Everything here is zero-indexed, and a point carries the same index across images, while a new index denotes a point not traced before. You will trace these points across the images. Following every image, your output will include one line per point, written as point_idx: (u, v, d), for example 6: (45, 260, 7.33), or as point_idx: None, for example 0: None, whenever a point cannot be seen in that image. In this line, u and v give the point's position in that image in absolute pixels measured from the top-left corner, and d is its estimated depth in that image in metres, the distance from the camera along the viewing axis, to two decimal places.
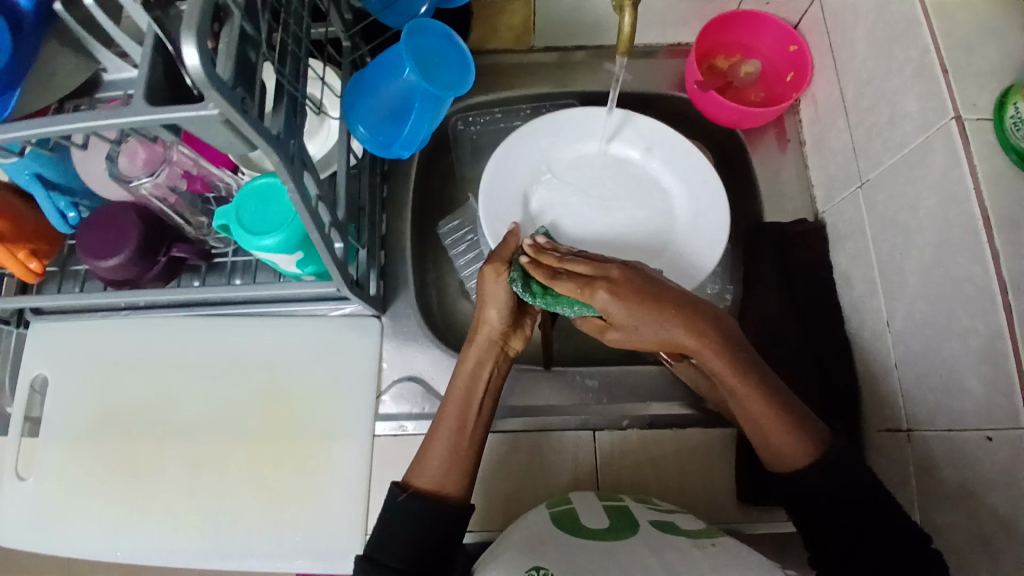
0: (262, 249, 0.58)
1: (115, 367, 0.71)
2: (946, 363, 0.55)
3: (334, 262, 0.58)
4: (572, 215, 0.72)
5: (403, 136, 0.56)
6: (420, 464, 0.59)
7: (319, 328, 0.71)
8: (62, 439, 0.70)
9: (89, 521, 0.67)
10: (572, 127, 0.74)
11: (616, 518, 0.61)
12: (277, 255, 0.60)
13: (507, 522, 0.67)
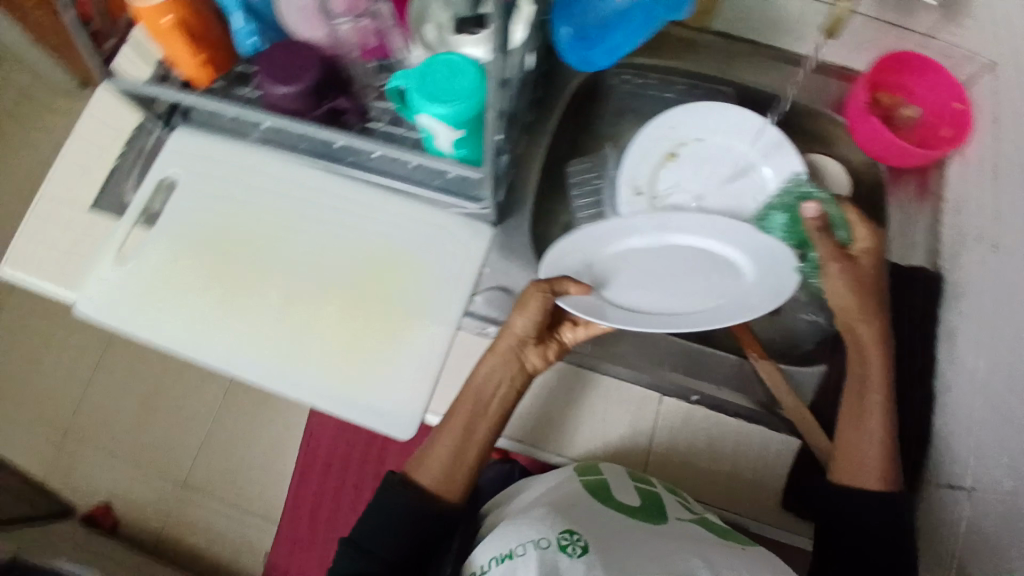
0: (433, 114, 0.63)
1: (240, 190, 0.75)
2: None
3: (492, 150, 0.59)
4: (638, 263, 0.67)
5: (607, 44, 0.64)
6: (420, 461, 0.67)
7: (436, 217, 0.74)
8: (173, 236, 0.74)
9: (177, 317, 0.71)
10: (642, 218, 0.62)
11: (646, 499, 0.65)
12: (441, 127, 0.65)
13: (557, 444, 0.70)
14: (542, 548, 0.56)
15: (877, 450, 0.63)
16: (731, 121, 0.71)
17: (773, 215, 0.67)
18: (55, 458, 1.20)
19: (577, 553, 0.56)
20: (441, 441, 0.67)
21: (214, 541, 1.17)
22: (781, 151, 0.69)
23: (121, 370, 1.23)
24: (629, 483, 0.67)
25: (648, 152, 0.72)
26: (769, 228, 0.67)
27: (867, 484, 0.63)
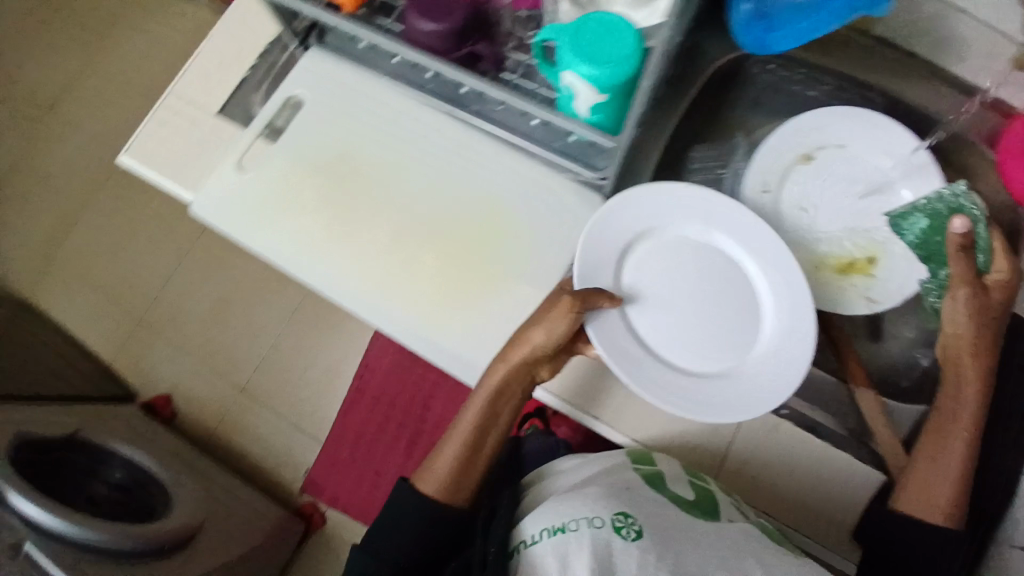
0: (580, 73, 0.63)
1: (364, 120, 0.78)
2: None
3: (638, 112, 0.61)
4: (667, 288, 0.66)
5: (792, 26, 0.63)
6: (429, 467, 0.73)
7: (548, 179, 0.74)
8: (294, 154, 0.77)
9: (284, 232, 0.74)
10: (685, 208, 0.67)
11: (700, 495, 0.67)
12: (584, 88, 0.64)
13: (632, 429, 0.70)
14: (597, 528, 0.60)
15: (948, 491, 0.64)
16: (881, 134, 0.68)
17: (913, 216, 0.63)
18: (129, 342, 1.27)
19: (631, 537, 0.60)
20: (449, 447, 0.72)
21: (260, 449, 1.23)
22: (924, 172, 0.65)
23: (197, 271, 1.27)
24: (683, 474, 0.68)
25: (782, 148, 0.69)
26: (904, 227, 0.64)
27: (930, 516, 0.65)
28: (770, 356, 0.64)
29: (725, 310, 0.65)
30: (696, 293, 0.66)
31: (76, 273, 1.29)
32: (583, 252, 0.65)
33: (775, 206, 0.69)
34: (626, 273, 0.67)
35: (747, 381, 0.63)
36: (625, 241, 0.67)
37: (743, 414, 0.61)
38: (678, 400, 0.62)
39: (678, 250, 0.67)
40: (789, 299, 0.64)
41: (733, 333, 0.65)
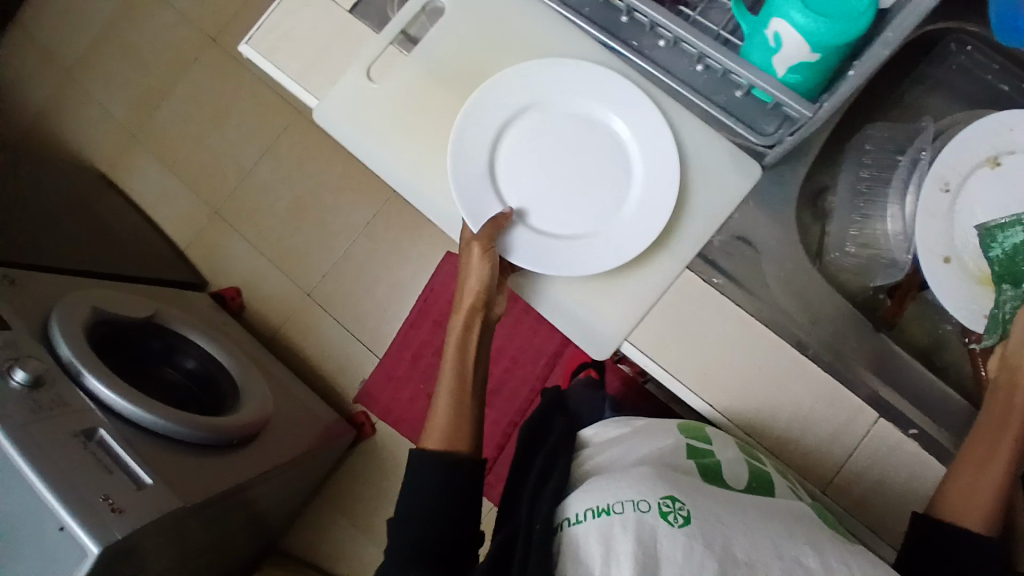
0: (797, 23, 0.56)
1: (510, 43, 0.72)
2: None
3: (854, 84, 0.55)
4: (534, 167, 0.70)
5: None
6: (428, 428, 0.68)
7: (704, 141, 0.70)
8: (431, 69, 0.72)
9: (411, 152, 0.71)
10: (526, 87, 0.69)
11: (754, 482, 0.61)
12: (794, 42, 0.57)
13: (736, 413, 0.65)
14: (642, 511, 0.48)
15: (995, 498, 0.57)
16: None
17: (1013, 228, 0.60)
18: (210, 228, 1.30)
19: (679, 522, 0.47)
20: (441, 400, 0.68)
21: (323, 355, 1.24)
22: None
23: (284, 169, 1.28)
24: (740, 458, 0.63)
25: (967, 147, 0.64)
26: (1002, 240, 0.60)
27: (971, 524, 0.57)
28: (639, 208, 0.68)
29: (591, 172, 0.69)
30: (560, 164, 0.70)
31: (175, 152, 1.34)
32: (458, 154, 0.68)
33: (949, 207, 0.64)
34: (499, 154, 0.70)
35: (637, 205, 0.68)
36: (480, 160, 0.69)
37: (612, 259, 0.67)
38: (559, 267, 0.67)
39: (542, 131, 0.70)
40: (670, 160, 0.68)
41: (596, 176, 0.69)
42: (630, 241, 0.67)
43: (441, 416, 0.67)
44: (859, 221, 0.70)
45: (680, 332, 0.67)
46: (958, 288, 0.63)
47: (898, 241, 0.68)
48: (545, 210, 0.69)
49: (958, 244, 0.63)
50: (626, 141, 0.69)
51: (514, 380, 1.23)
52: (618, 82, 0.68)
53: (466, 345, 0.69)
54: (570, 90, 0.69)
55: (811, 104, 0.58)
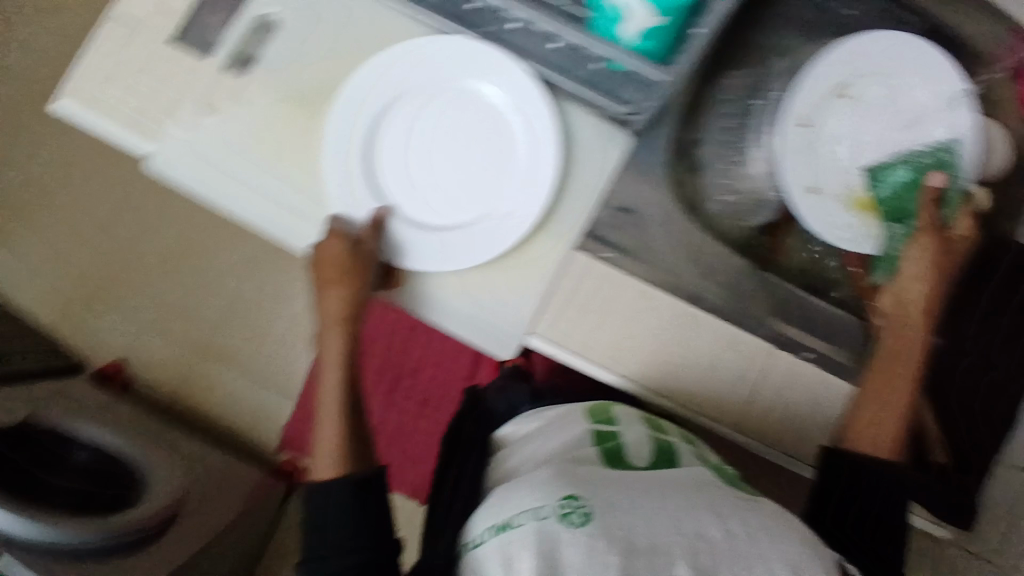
0: None
1: (352, 48, 0.63)
2: None
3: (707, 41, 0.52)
4: (418, 157, 0.62)
5: None
6: (315, 455, 0.62)
7: (572, 117, 0.64)
8: (273, 88, 0.62)
9: (259, 182, 0.61)
10: (396, 70, 0.61)
11: (656, 456, 0.63)
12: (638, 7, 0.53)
13: (643, 377, 0.63)
14: (543, 519, 0.46)
15: (896, 422, 0.59)
16: (916, 61, 0.64)
17: (894, 168, 0.63)
18: (80, 300, 1.18)
19: (579, 522, 0.45)
20: (327, 426, 0.63)
21: (232, 409, 1.16)
22: (960, 109, 0.63)
23: (153, 222, 1.19)
24: (645, 435, 0.66)
25: (816, 80, 0.64)
26: (882, 176, 0.63)
27: (877, 452, 0.59)
28: (525, 184, 0.62)
29: (471, 149, 0.62)
30: (446, 149, 0.62)
31: (20, 222, 1.19)
32: (325, 156, 0.60)
33: (810, 141, 0.64)
34: (372, 147, 0.61)
35: (523, 181, 0.62)
36: (356, 160, 0.61)
37: (507, 243, 0.61)
38: (454, 261, 0.61)
39: (422, 113, 0.62)
40: (550, 130, 0.61)
41: (483, 156, 0.62)
42: (517, 223, 0.61)
43: (327, 437, 0.62)
44: (731, 167, 0.72)
45: (575, 307, 0.63)
46: (833, 216, 0.64)
47: (766, 179, 0.71)
48: (435, 203, 0.62)
49: (825, 174, 0.64)
50: (501, 111, 0.62)
51: (441, 387, 1.18)
52: (482, 47, 0.61)
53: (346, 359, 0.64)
54: (433, 63, 0.62)
55: (666, 68, 0.52)
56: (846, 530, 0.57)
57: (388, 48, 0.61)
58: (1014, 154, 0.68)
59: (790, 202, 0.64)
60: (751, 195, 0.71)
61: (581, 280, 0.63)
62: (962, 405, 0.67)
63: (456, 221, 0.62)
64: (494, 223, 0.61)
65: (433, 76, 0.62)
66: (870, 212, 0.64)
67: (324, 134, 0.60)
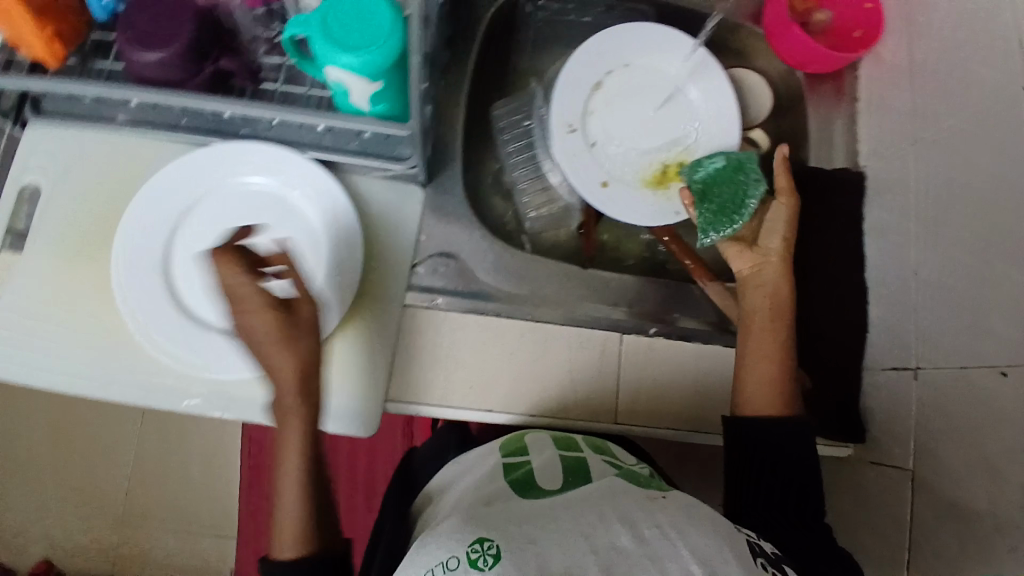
0: (342, 66, 0.51)
1: (123, 189, 0.63)
2: (965, 339, 0.59)
3: (420, 95, 0.51)
4: (219, 266, 0.61)
5: None
6: (277, 536, 0.54)
7: (358, 186, 0.66)
8: (54, 251, 0.61)
9: (67, 346, 0.59)
10: (165, 195, 0.61)
11: (569, 474, 0.64)
12: (353, 80, 0.52)
13: (523, 408, 0.65)
14: (451, 571, 0.44)
15: (772, 369, 0.64)
16: (651, 46, 0.73)
17: (713, 158, 0.69)
18: None
19: (490, 565, 0.44)
20: (289, 504, 0.54)
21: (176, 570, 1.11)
22: (705, 70, 0.73)
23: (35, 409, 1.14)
24: (552, 454, 0.67)
25: (573, 88, 0.71)
26: (705, 165, 0.69)
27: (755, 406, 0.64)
28: (334, 257, 0.62)
29: (271, 244, 0.63)
30: (243, 248, 0.62)
31: None
32: (124, 297, 0.58)
33: (586, 140, 0.71)
34: (172, 273, 0.61)
35: (330, 251, 0.62)
36: (155, 291, 0.59)
37: (333, 319, 0.60)
38: (289, 349, 0.60)
39: (209, 224, 0.62)
40: (339, 199, 0.63)
41: (282, 244, 0.62)
42: (338, 293, 0.61)
43: (289, 517, 0.54)
44: (535, 181, 0.75)
45: (426, 361, 0.64)
46: (630, 199, 0.71)
47: (564, 188, 0.74)
48: (252, 303, 0.61)
49: (611, 166, 0.72)
50: (285, 197, 0.63)
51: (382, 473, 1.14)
52: (251, 145, 0.62)
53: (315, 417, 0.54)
54: (207, 176, 0.62)
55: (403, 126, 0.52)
56: (779, 509, 0.60)
57: (151, 177, 0.61)
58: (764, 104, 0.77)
59: (592, 199, 0.71)
60: (557, 213, 0.75)
61: (427, 330, 0.65)
62: (818, 330, 0.72)
63: None
64: (316, 300, 0.61)
65: (204, 188, 0.62)
66: (664, 186, 0.72)
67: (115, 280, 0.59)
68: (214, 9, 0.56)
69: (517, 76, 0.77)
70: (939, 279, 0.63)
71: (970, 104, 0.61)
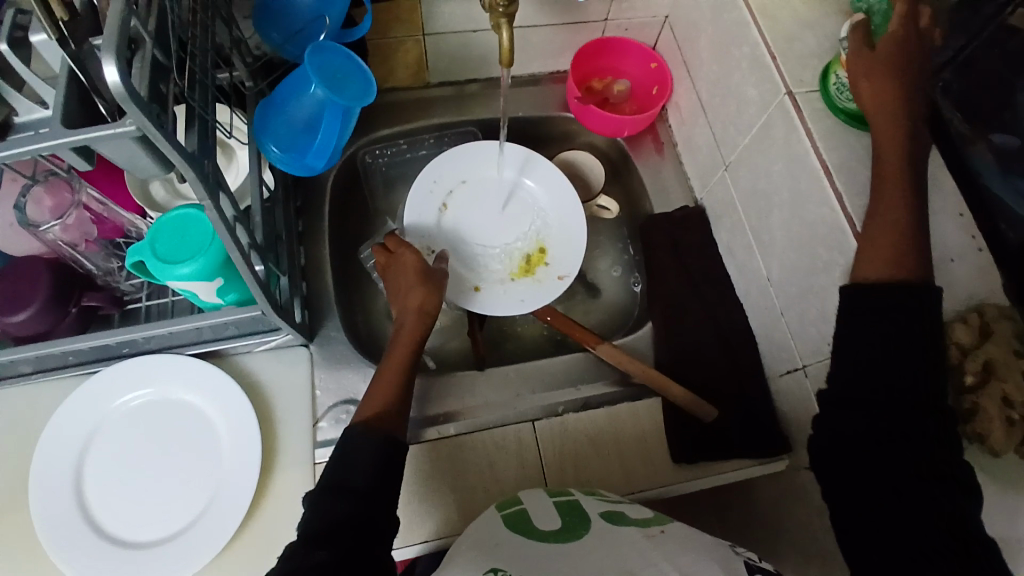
0: (179, 279, 0.57)
1: (26, 437, 0.65)
2: (818, 325, 0.62)
3: (257, 283, 0.57)
4: (131, 482, 0.64)
5: (315, 146, 0.60)
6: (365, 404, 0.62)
7: (243, 364, 0.71)
8: None
9: None
10: (65, 432, 0.64)
11: (567, 516, 0.59)
12: (196, 285, 0.59)
13: (461, 527, 0.66)
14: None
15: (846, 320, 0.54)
16: (479, 158, 0.81)
17: None
18: None
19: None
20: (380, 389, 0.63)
21: None
22: (533, 164, 0.81)
23: None
24: (547, 501, 0.63)
25: (420, 207, 0.78)
26: None
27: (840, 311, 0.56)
28: (236, 438, 0.65)
29: (179, 443, 0.66)
30: (152, 458, 0.65)
31: None
32: (42, 541, 0.59)
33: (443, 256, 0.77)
34: (85, 502, 0.62)
35: (232, 433, 0.66)
36: (71, 527, 0.60)
37: (248, 497, 0.63)
38: (213, 539, 0.61)
39: (113, 446, 0.65)
40: (228, 384, 0.67)
41: (187, 442, 0.66)
42: (247, 469, 0.64)
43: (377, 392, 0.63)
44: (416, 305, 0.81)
45: None
46: (506, 294, 0.77)
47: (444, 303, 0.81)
48: (169, 507, 0.63)
49: (481, 271, 0.78)
50: (180, 398, 0.67)
51: None
52: (135, 362, 0.66)
53: (426, 312, 0.69)
54: (100, 402, 0.65)
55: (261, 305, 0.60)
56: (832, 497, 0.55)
57: (49, 420, 0.64)
58: (591, 167, 0.87)
59: (461, 303, 0.76)
60: (450, 322, 0.83)
61: None
62: (711, 355, 0.74)
63: (195, 508, 0.63)
64: (230, 482, 0.63)
65: (100, 413, 0.65)
66: (523, 275, 0.78)
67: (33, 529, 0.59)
68: (64, 258, 0.62)
69: (376, 221, 0.86)
70: (785, 273, 0.67)
71: (752, 124, 0.69)
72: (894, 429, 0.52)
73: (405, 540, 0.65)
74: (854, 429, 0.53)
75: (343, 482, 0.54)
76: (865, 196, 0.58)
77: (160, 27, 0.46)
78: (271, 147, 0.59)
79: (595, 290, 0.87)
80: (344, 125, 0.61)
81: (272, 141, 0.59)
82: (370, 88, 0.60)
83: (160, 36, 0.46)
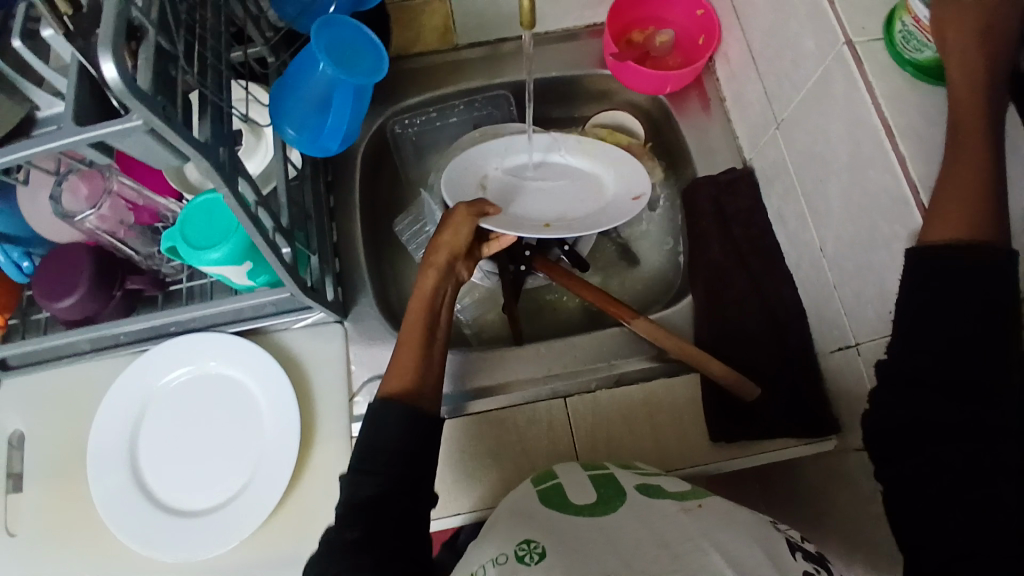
0: (209, 263, 0.58)
1: (88, 411, 0.70)
2: (873, 302, 0.57)
3: (284, 266, 0.58)
4: (181, 456, 0.67)
5: (329, 127, 0.59)
6: (393, 372, 0.60)
7: (281, 341, 0.72)
8: (43, 483, 0.67)
9: (74, 566, 0.65)
10: (119, 407, 0.67)
11: (601, 488, 0.56)
12: (227, 268, 0.60)
13: (493, 500, 0.67)
14: (501, 566, 0.47)
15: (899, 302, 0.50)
16: (498, 147, 0.73)
17: None
18: None
19: (536, 561, 0.47)
20: (405, 352, 0.61)
21: None
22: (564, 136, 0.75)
23: None
24: (581, 474, 0.60)
25: (460, 187, 0.72)
26: None
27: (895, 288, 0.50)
28: (275, 412, 0.67)
29: (222, 419, 0.68)
30: (199, 432, 0.68)
31: None
32: (102, 511, 0.63)
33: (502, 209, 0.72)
34: (141, 473, 0.66)
35: (269, 408, 0.68)
36: (129, 497, 0.64)
37: (288, 471, 0.65)
38: (257, 511, 0.63)
39: (163, 421, 0.68)
40: (265, 359, 0.68)
41: (229, 416, 0.68)
42: (285, 444, 0.66)
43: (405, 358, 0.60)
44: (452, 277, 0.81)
45: None
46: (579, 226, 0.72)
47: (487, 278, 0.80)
48: (217, 478, 0.66)
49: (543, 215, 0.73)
50: (221, 374, 0.70)
51: None
52: (180, 341, 0.69)
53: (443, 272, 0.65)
54: (149, 379, 0.69)
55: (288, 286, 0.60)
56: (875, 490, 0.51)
57: (105, 396, 0.68)
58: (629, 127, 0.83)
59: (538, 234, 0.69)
60: (483, 296, 0.82)
61: None
62: (758, 329, 0.70)
63: (240, 480, 0.66)
64: (270, 455, 0.66)
65: (150, 390, 0.69)
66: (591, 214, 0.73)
67: (95, 497, 0.64)
68: (105, 245, 0.65)
69: (409, 192, 0.85)
70: (840, 245, 0.61)
71: (807, 78, 0.63)
72: (955, 420, 0.47)
73: (445, 509, 0.66)
74: (906, 418, 0.49)
75: (374, 463, 0.54)
76: (936, 158, 0.51)
77: (163, 16, 0.47)
78: (288, 130, 0.59)
79: (635, 260, 0.84)
80: (357, 104, 0.60)
81: (287, 125, 0.58)
82: (382, 64, 0.58)
83: (164, 25, 0.47)
